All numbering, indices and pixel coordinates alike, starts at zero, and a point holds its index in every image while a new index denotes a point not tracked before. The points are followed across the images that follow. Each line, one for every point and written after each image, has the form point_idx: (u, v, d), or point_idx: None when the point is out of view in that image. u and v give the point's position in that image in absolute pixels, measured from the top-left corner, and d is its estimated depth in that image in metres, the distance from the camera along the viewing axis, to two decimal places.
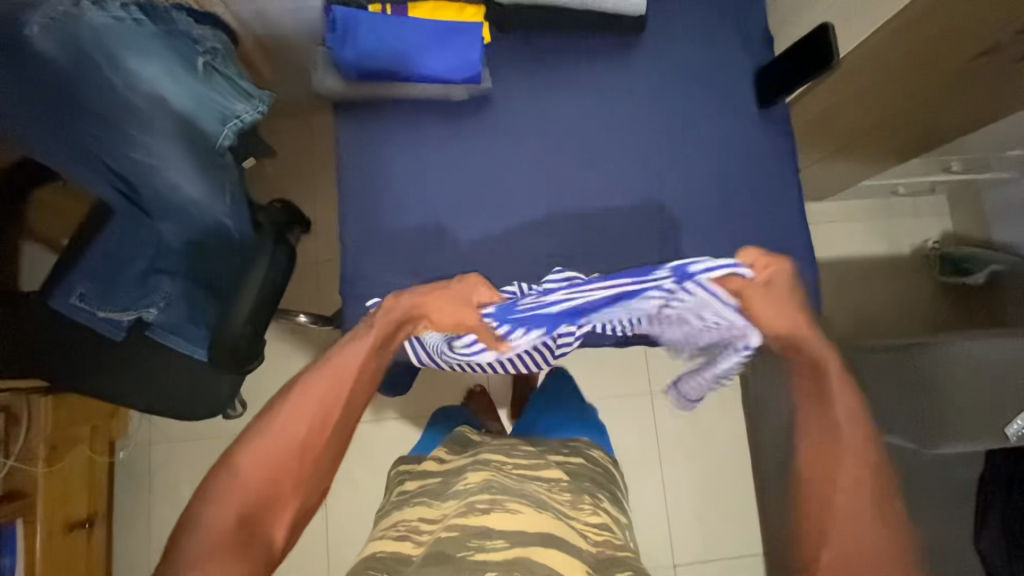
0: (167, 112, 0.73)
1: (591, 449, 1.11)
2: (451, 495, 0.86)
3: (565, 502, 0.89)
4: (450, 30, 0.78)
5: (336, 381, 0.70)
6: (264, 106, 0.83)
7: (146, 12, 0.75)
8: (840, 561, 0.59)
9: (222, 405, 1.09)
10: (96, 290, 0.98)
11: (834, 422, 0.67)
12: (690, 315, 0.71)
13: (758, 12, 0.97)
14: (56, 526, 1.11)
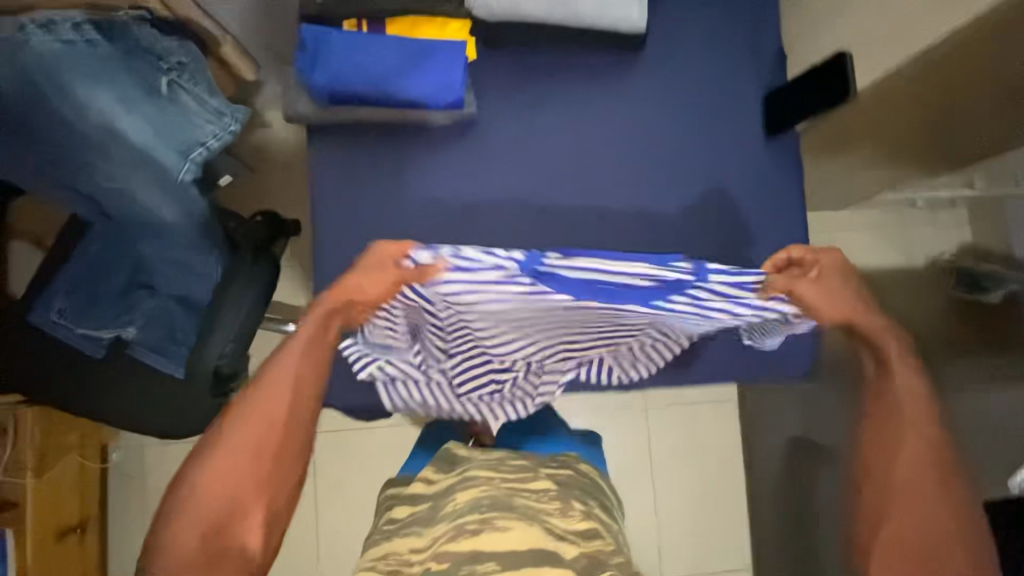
0: (122, 142, 0.68)
1: (580, 463, 1.02)
2: (439, 519, 0.79)
3: (555, 511, 0.81)
4: (430, 49, 0.72)
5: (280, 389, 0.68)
6: (235, 125, 0.80)
7: (102, 31, 0.70)
8: (897, 534, 0.65)
9: (203, 424, 1.02)
10: (74, 304, 0.97)
11: (897, 400, 0.72)
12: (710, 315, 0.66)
13: (770, 26, 0.89)
14: (47, 535, 1.12)
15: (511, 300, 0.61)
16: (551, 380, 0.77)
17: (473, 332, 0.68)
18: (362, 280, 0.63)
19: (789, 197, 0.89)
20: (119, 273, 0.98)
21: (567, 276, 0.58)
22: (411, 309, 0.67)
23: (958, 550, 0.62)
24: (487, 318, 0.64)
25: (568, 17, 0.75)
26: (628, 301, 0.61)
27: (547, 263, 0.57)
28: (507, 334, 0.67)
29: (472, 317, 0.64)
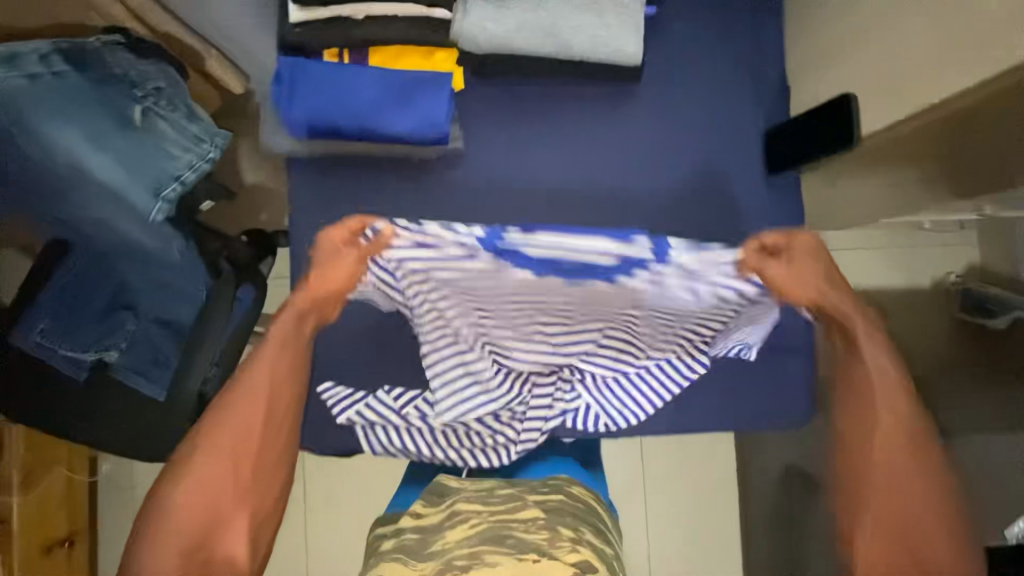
0: (88, 181, 0.65)
1: (573, 487, 0.87)
2: (426, 555, 0.71)
3: (545, 542, 0.69)
4: (413, 84, 0.69)
5: (254, 400, 0.68)
6: (214, 152, 0.76)
7: (74, 61, 0.68)
8: (877, 528, 0.60)
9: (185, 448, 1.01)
10: (57, 325, 0.95)
11: (868, 376, 0.66)
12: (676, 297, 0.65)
13: (778, 53, 0.84)
14: (33, 552, 1.12)
15: (476, 279, 0.63)
16: (540, 413, 0.74)
17: (458, 327, 0.67)
18: (331, 249, 0.67)
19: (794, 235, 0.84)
20: (100, 296, 0.94)
21: (528, 253, 0.61)
22: (387, 285, 0.70)
23: (942, 542, 0.59)
24: (466, 312, 0.66)
25: (556, 50, 0.68)
26: (592, 282, 0.62)
27: (502, 240, 0.62)
28: (475, 318, 0.66)
29: (442, 299, 0.66)
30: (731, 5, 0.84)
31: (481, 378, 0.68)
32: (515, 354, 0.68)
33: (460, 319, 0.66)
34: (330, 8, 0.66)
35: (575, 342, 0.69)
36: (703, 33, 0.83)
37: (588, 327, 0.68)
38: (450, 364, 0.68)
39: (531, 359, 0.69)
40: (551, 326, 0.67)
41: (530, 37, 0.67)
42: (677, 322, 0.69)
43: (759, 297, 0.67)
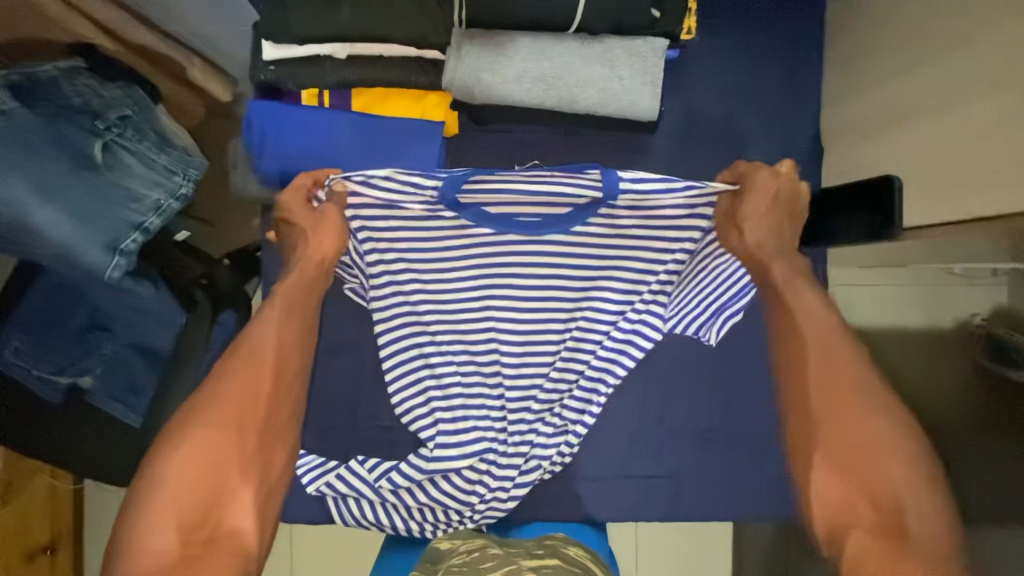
0: (39, 236, 0.58)
1: (570, 546, 0.69)
2: None
3: None
4: (398, 130, 0.62)
5: (258, 359, 0.62)
6: (186, 187, 0.71)
7: (24, 93, 0.62)
8: (863, 548, 0.49)
9: None
10: (33, 343, 0.89)
11: (801, 327, 0.61)
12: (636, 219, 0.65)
13: (811, 106, 0.76)
14: (13, 560, 1.11)
15: (449, 287, 0.65)
16: (510, 486, 0.68)
17: (430, 323, 0.66)
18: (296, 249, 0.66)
19: None
20: (80, 314, 0.91)
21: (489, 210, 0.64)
22: (353, 275, 0.68)
23: (900, 467, 0.53)
24: (437, 357, 0.66)
25: (561, 102, 0.60)
26: (552, 232, 0.64)
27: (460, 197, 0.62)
28: (446, 292, 0.65)
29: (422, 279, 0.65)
30: (763, 46, 0.75)
31: (443, 384, 0.66)
32: (472, 380, 0.66)
33: (433, 355, 0.66)
34: (306, 47, 0.58)
35: (524, 373, 0.66)
36: (729, 81, 0.74)
37: (548, 329, 0.66)
38: (414, 404, 0.67)
39: (486, 377, 0.66)
40: (511, 339, 0.66)
41: (533, 90, 0.59)
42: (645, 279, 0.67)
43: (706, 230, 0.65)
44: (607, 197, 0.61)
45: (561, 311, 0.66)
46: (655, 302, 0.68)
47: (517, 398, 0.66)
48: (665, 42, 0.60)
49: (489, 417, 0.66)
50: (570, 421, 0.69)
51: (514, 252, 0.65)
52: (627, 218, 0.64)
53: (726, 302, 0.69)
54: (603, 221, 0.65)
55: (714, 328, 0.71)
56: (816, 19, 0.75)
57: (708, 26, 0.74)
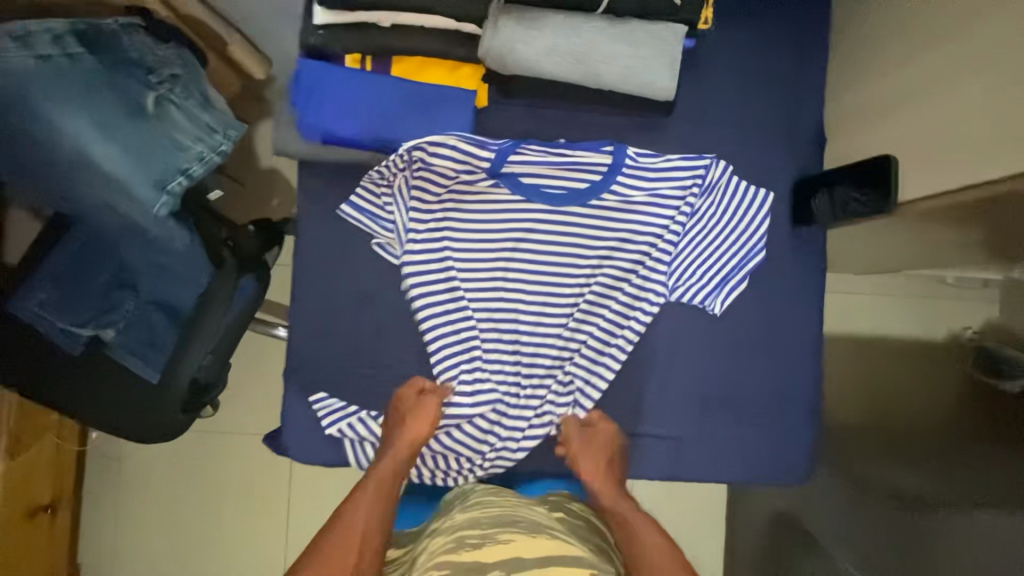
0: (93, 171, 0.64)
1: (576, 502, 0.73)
2: (434, 532, 0.65)
3: (565, 530, 0.65)
4: (433, 96, 0.67)
5: (348, 541, 0.62)
6: (226, 144, 0.74)
7: (88, 42, 0.66)
8: None
9: (174, 433, 1.00)
10: (57, 296, 0.93)
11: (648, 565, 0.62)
12: (642, 194, 0.72)
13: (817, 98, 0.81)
14: (16, 516, 1.13)
15: (480, 247, 0.71)
16: (521, 438, 0.72)
17: (458, 283, 0.71)
18: (341, 204, 0.70)
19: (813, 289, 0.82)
20: (103, 271, 0.94)
21: (521, 178, 0.71)
22: (388, 228, 0.70)
23: None
24: (454, 312, 0.70)
25: (586, 78, 0.66)
26: (572, 206, 0.72)
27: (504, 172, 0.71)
28: (474, 253, 0.71)
29: (456, 235, 0.71)
30: (773, 41, 0.80)
31: (460, 337, 0.71)
32: (489, 337, 0.71)
33: (455, 313, 0.70)
34: (356, 13, 0.63)
35: (539, 332, 0.72)
36: (742, 71, 0.79)
37: (560, 292, 0.72)
38: (432, 355, 0.71)
39: (504, 336, 0.71)
40: (525, 300, 0.72)
41: (561, 64, 0.64)
42: (656, 250, 0.72)
43: (704, 207, 0.73)
44: (616, 167, 0.71)
45: (577, 271, 0.72)
46: (655, 271, 0.72)
47: (530, 352, 0.72)
48: (684, 28, 0.65)
49: (503, 371, 0.71)
50: (579, 381, 0.72)
51: (536, 215, 0.72)
52: (639, 195, 0.72)
53: (731, 275, 0.73)
54: (616, 197, 0.72)
55: (720, 298, 0.74)
56: (825, 18, 0.80)
57: (722, 15, 0.79)
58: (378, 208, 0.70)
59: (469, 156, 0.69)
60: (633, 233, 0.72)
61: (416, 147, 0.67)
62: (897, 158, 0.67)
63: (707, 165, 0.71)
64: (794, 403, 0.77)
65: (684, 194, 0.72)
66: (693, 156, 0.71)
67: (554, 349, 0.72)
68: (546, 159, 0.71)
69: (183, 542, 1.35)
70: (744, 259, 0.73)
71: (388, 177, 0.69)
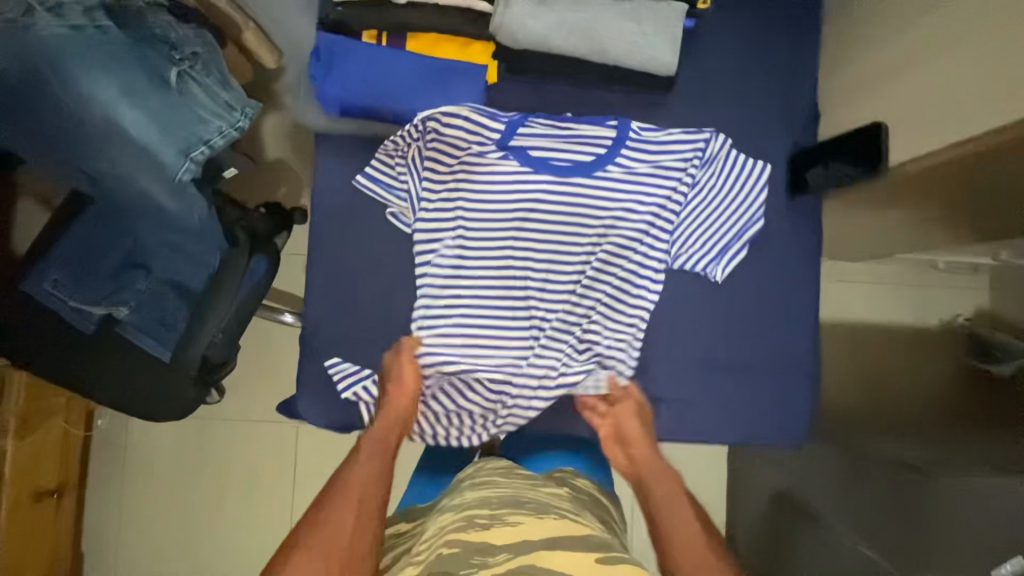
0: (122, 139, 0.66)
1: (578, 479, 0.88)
2: (450, 509, 0.75)
3: (569, 509, 0.75)
4: (446, 71, 0.71)
5: (350, 498, 0.64)
6: (245, 121, 0.77)
7: (115, 16, 0.69)
8: None
9: (190, 407, 1.03)
10: (70, 276, 0.95)
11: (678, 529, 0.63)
12: (646, 167, 0.75)
13: (810, 79, 0.85)
14: (23, 499, 1.13)
15: (490, 217, 0.75)
16: (530, 395, 0.76)
17: (466, 252, 0.75)
18: (357, 175, 0.75)
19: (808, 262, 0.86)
20: (114, 252, 0.94)
21: (527, 150, 0.74)
22: (402, 197, 0.75)
23: None
24: (468, 275, 0.75)
25: (593, 52, 0.72)
26: (579, 177, 0.75)
27: (514, 145, 0.74)
28: (484, 220, 0.75)
29: (468, 205, 0.74)
30: (769, 24, 0.84)
31: (469, 303, 0.75)
32: (498, 299, 0.75)
33: (468, 275, 0.75)
34: None
35: (546, 297, 0.76)
36: (739, 51, 0.83)
37: (567, 260, 0.76)
38: (445, 318, 0.75)
39: (512, 299, 0.76)
40: (532, 268, 0.76)
41: (569, 40, 0.70)
42: (658, 219, 0.76)
43: (704, 179, 0.76)
44: (620, 140, 0.75)
45: (584, 237, 0.76)
46: (657, 241, 0.76)
47: (538, 316, 0.76)
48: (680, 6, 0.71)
49: (512, 334, 0.76)
50: (586, 343, 0.77)
51: (542, 186, 0.75)
52: (642, 166, 0.75)
53: (731, 243, 0.77)
54: (620, 169, 0.75)
55: (721, 266, 0.78)
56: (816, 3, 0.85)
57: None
58: (392, 177, 0.74)
59: (479, 130, 0.72)
60: (637, 202, 0.75)
61: (431, 118, 0.70)
62: (886, 128, 0.72)
63: (707, 138, 0.75)
64: (791, 368, 0.81)
65: (687, 165, 0.75)
66: (694, 130, 0.74)
67: (562, 313, 0.76)
68: (554, 132, 0.74)
69: (187, 529, 1.35)
70: (743, 226, 0.77)
71: (402, 149, 0.73)
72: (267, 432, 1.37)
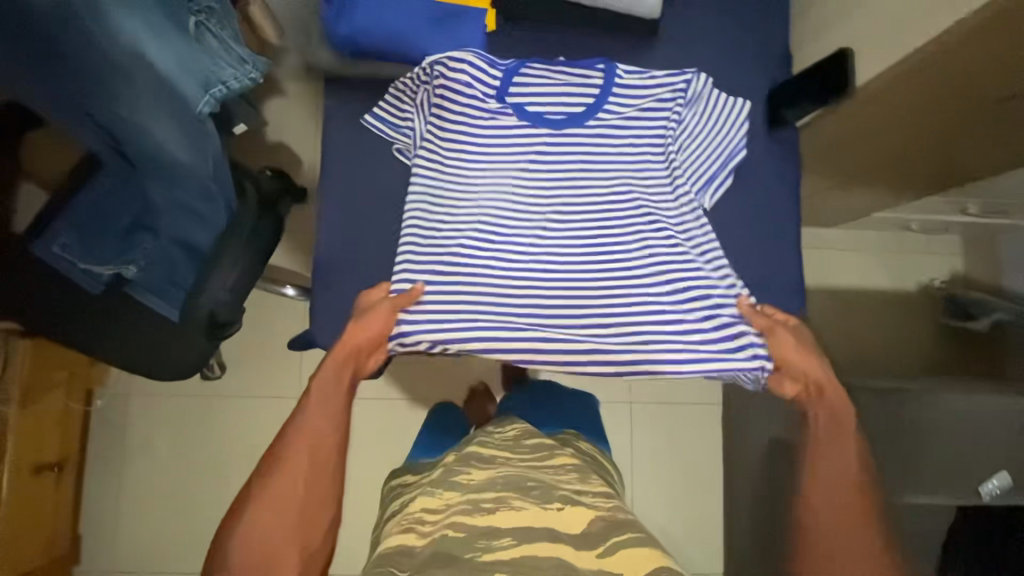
0: (150, 70, 0.71)
1: (580, 442, 1.01)
2: (457, 487, 0.78)
3: (574, 481, 0.81)
4: (450, 14, 0.87)
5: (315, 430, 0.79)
6: (256, 73, 0.85)
7: None
8: None
9: (194, 366, 1.08)
10: (78, 241, 0.92)
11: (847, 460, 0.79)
12: (629, 106, 0.88)
13: (768, 34, 0.96)
14: (25, 469, 1.13)
15: (498, 150, 0.89)
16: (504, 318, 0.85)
17: (494, 186, 0.88)
18: (366, 113, 0.91)
19: (781, 197, 0.95)
20: (124, 213, 0.91)
21: (527, 104, 0.88)
22: (407, 133, 0.90)
23: None
24: (464, 206, 0.87)
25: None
26: (572, 126, 0.88)
27: (511, 94, 0.88)
28: (490, 157, 0.88)
29: (477, 138, 0.88)
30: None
31: (493, 225, 0.87)
32: (521, 227, 0.87)
33: (469, 207, 0.87)
34: None
35: (563, 220, 0.88)
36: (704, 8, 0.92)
37: (574, 190, 0.89)
38: (446, 237, 0.86)
39: (526, 209, 0.88)
40: (545, 193, 0.88)
41: None
42: (643, 150, 0.88)
43: (684, 115, 0.88)
44: (608, 82, 0.88)
45: (590, 172, 0.89)
46: (646, 168, 0.89)
47: (558, 233, 0.88)
48: None
49: (533, 252, 0.87)
50: (602, 268, 0.87)
51: (541, 137, 0.89)
52: (631, 110, 0.88)
53: (699, 175, 0.89)
54: (613, 114, 0.89)
55: (710, 194, 0.89)
56: None
57: None
58: (397, 112, 0.90)
59: (479, 76, 0.86)
60: (635, 140, 0.88)
61: (444, 66, 0.84)
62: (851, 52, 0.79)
63: (689, 79, 0.87)
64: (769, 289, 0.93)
65: (670, 103, 0.88)
66: (675, 72, 0.87)
67: (579, 234, 0.88)
68: (544, 78, 0.88)
69: (186, 508, 1.34)
70: (726, 150, 0.89)
71: (411, 89, 0.88)
72: (267, 408, 1.38)
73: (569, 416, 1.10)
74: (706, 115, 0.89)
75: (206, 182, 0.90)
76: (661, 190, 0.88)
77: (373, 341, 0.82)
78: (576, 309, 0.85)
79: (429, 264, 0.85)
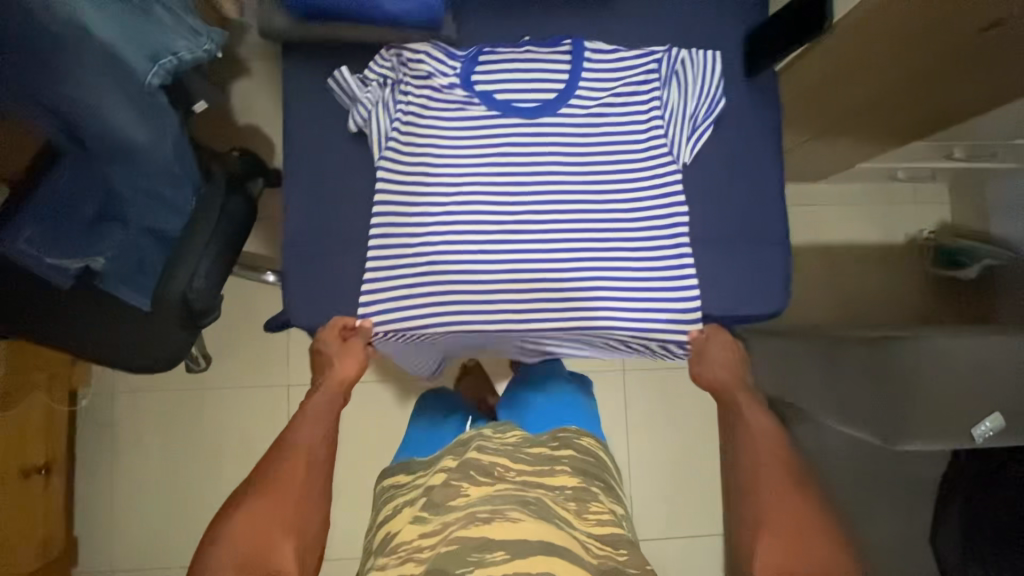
0: (90, 41, 0.67)
1: (584, 438, 0.95)
2: (452, 501, 0.74)
3: (570, 512, 0.76)
4: None
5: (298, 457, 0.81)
6: (210, 46, 0.83)
7: None
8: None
9: (181, 354, 1.03)
10: (45, 234, 0.85)
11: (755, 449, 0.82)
12: (599, 86, 0.91)
13: None
14: (10, 473, 1.11)
15: (470, 129, 0.90)
16: (481, 286, 0.87)
17: (470, 163, 0.89)
18: (334, 72, 0.88)
19: (759, 154, 0.93)
20: (90, 202, 0.85)
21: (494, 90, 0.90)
22: (375, 113, 0.89)
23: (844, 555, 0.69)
24: (437, 188, 0.88)
25: None
26: (544, 114, 0.90)
27: (477, 81, 0.91)
28: (463, 137, 0.90)
29: (448, 121, 0.90)
30: None
31: (468, 200, 0.88)
32: (498, 201, 0.89)
33: (440, 187, 0.88)
34: None
35: (541, 192, 0.89)
36: None
37: (550, 171, 0.89)
38: (420, 215, 0.88)
39: (502, 182, 0.89)
40: (519, 169, 0.89)
41: None
42: (618, 127, 0.90)
43: (657, 88, 0.90)
44: (579, 63, 0.91)
45: (567, 154, 0.90)
46: (623, 144, 0.90)
47: (534, 205, 0.89)
48: None
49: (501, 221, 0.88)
50: (571, 236, 0.88)
51: (512, 125, 0.90)
52: (603, 94, 0.91)
53: (676, 142, 0.90)
54: (584, 97, 0.91)
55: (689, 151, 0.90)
56: None
57: None
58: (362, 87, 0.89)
59: (440, 67, 0.90)
60: (609, 121, 0.90)
61: (409, 57, 0.89)
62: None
63: (659, 58, 0.91)
64: (752, 245, 0.92)
65: (645, 80, 0.91)
66: (645, 51, 0.91)
67: (556, 205, 0.89)
68: (510, 65, 0.90)
69: (175, 508, 1.33)
70: (700, 114, 0.90)
71: (379, 77, 0.89)
72: (256, 404, 1.35)
73: (569, 404, 1.04)
74: (682, 85, 0.90)
75: (170, 164, 0.88)
76: (637, 163, 0.90)
77: (349, 375, 0.90)
78: (554, 280, 0.87)
79: (413, 239, 0.87)
